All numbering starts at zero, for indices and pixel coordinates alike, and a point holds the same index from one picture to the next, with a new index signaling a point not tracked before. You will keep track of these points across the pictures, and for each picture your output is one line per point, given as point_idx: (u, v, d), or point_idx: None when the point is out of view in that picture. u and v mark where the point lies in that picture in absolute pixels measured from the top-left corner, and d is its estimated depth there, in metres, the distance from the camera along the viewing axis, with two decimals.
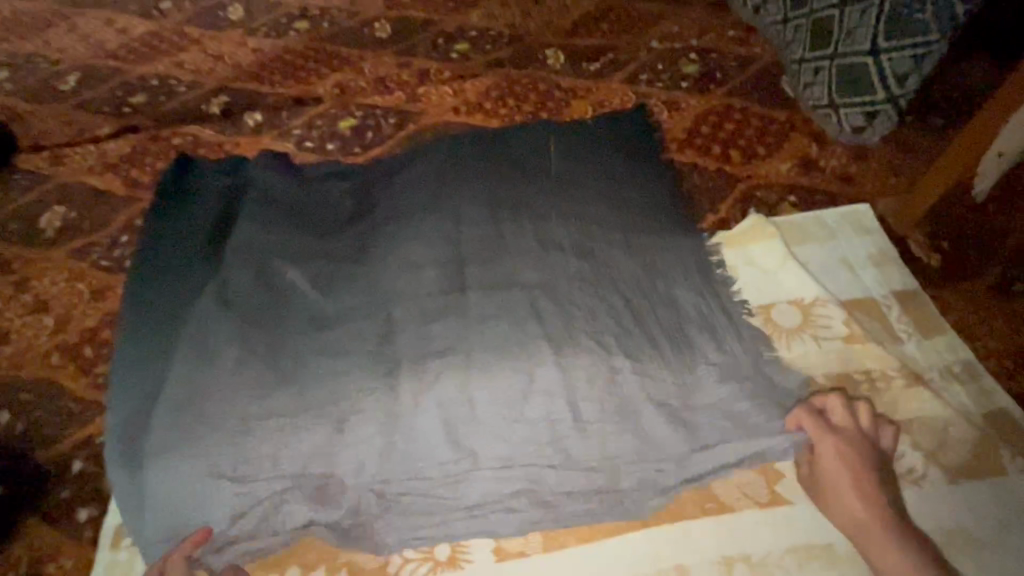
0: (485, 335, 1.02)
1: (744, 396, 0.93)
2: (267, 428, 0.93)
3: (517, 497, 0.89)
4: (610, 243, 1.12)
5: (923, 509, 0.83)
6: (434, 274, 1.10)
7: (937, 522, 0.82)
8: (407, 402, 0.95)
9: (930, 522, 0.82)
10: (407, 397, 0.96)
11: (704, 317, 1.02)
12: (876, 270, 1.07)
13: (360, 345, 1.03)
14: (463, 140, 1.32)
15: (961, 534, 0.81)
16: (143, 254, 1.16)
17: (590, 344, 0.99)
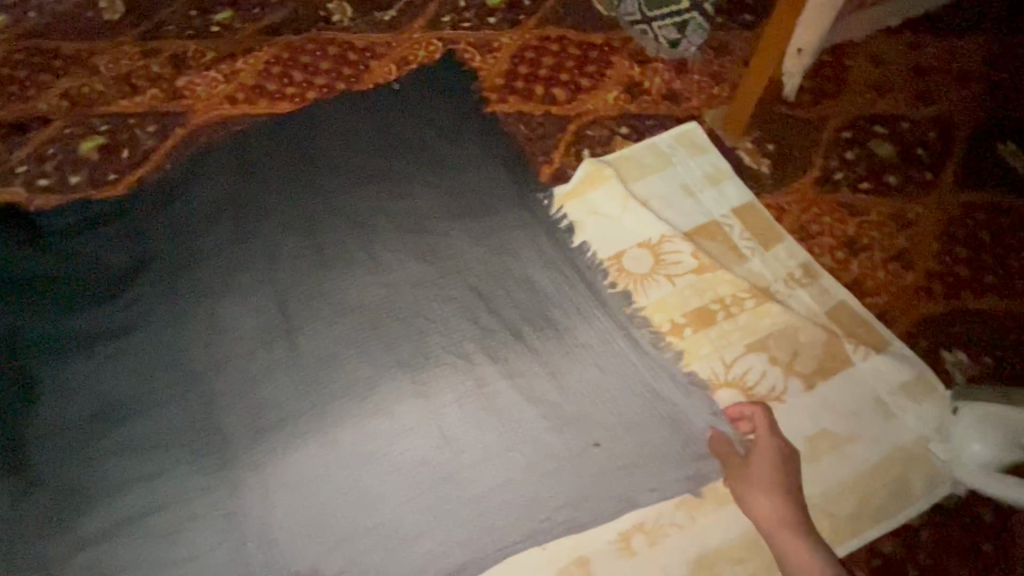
0: (325, 378, 0.87)
1: (615, 363, 0.88)
2: (79, 566, 0.77)
3: (402, 562, 0.78)
4: (447, 230, 0.99)
5: (791, 424, 0.85)
6: (250, 323, 0.92)
7: (806, 431, 0.85)
8: (253, 496, 0.81)
9: (798, 434, 0.85)
10: (251, 487, 0.81)
11: (559, 287, 0.94)
12: (714, 190, 1.04)
13: (176, 430, 0.85)
14: (249, 137, 1.08)
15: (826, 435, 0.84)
16: None
17: (452, 359, 0.88)
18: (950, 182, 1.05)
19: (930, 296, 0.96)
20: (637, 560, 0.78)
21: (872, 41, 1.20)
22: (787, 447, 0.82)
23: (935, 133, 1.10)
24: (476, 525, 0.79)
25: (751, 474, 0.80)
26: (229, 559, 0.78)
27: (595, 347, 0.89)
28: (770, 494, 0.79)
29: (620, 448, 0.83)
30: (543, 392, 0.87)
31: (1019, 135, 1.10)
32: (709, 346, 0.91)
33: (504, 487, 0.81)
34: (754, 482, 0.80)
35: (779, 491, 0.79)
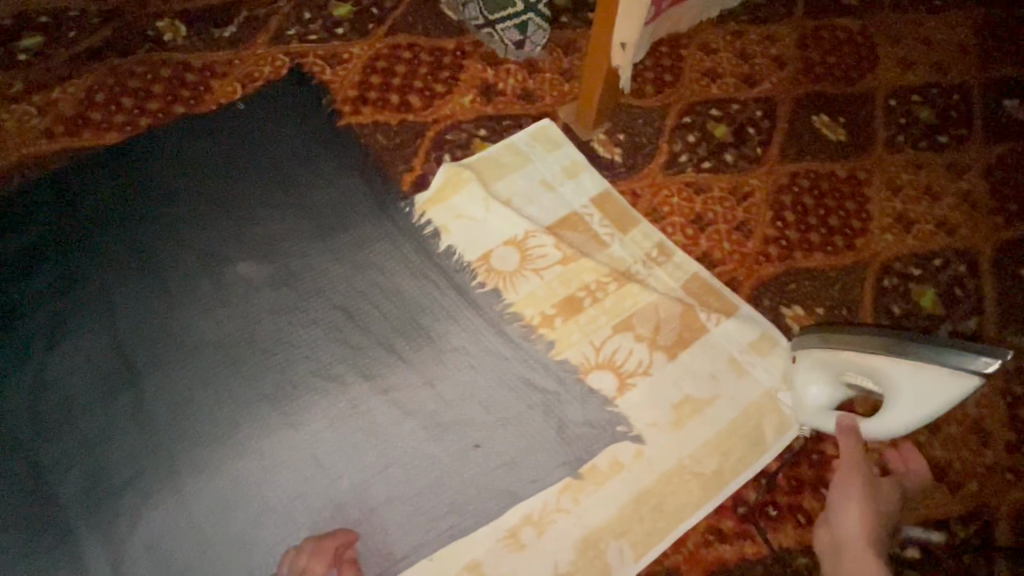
0: (180, 429, 0.82)
1: (490, 366, 0.90)
2: None
3: None
4: (306, 251, 0.96)
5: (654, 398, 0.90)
6: (89, 378, 0.85)
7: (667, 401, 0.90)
8: (108, 566, 0.75)
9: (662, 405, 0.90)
10: (105, 556, 0.75)
11: (428, 295, 0.94)
12: (572, 182, 1.08)
13: (13, 509, 0.78)
14: (71, 176, 0.99)
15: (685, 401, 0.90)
16: None
17: (320, 383, 0.86)
18: (776, 155, 1.17)
19: (768, 260, 1.06)
20: (525, 553, 0.80)
21: (701, 32, 1.30)
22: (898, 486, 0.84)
23: (761, 112, 1.22)
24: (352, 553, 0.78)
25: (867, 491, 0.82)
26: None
27: (468, 350, 0.90)
28: (871, 520, 0.80)
29: (498, 448, 0.85)
30: (418, 404, 0.86)
31: (832, 106, 1.24)
32: (578, 333, 0.94)
33: (384, 512, 0.80)
34: (869, 505, 0.81)
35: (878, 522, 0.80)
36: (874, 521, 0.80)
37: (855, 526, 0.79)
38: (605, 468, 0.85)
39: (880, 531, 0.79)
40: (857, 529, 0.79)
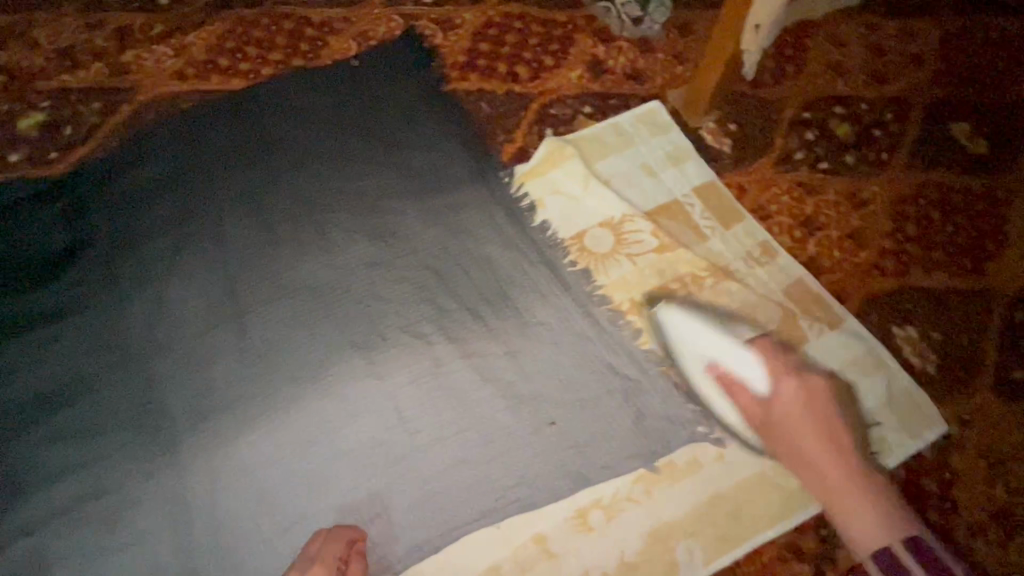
0: (274, 364, 0.84)
1: (575, 349, 0.88)
2: (25, 550, 0.75)
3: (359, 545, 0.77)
4: (404, 211, 0.97)
5: (700, 346, 0.87)
6: (196, 305, 0.88)
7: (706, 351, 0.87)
8: (198, 484, 0.77)
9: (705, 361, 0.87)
10: (198, 474, 0.78)
11: (519, 268, 0.93)
12: (675, 170, 1.04)
13: (115, 419, 0.81)
14: (196, 116, 1.04)
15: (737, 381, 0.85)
16: None
17: (407, 339, 0.86)
18: (903, 162, 1.07)
19: (883, 274, 0.98)
20: (593, 535, 0.79)
21: (832, 21, 1.20)
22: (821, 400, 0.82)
23: (891, 113, 1.12)
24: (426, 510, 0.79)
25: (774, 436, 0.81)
26: (172, 557, 0.75)
27: (554, 326, 0.89)
28: (820, 443, 0.79)
29: (577, 429, 0.84)
30: (501, 373, 0.86)
31: (973, 114, 1.12)
32: (667, 324, 0.91)
33: (459, 473, 0.81)
34: (810, 420, 0.80)
35: (832, 430, 0.80)
36: (823, 437, 0.79)
37: (809, 451, 0.79)
38: (682, 465, 0.83)
39: (841, 442, 0.79)
40: (807, 459, 0.79)
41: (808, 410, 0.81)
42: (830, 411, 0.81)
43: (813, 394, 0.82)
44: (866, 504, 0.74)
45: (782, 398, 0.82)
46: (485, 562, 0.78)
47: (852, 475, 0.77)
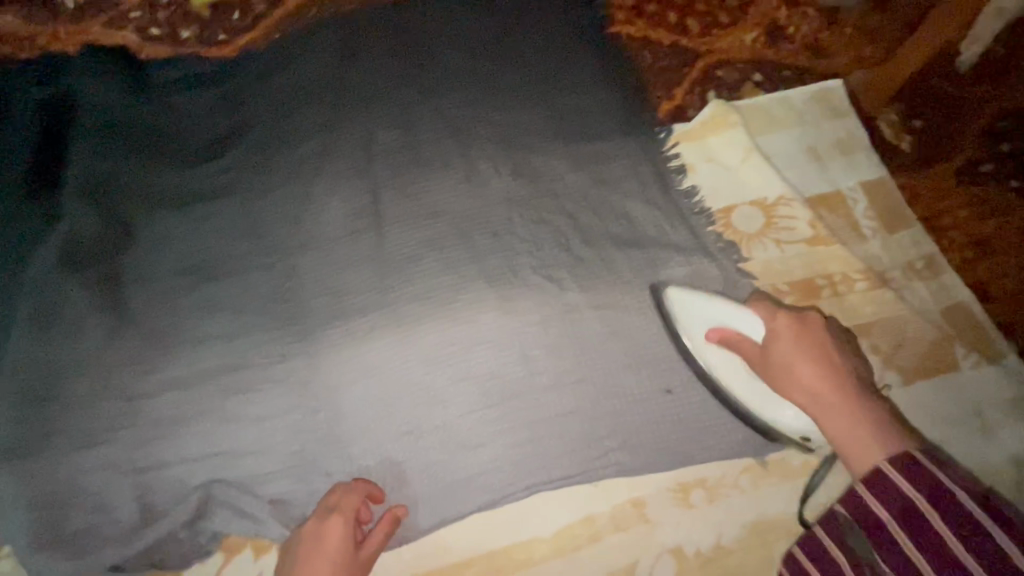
0: (409, 280, 0.85)
1: (718, 306, 0.79)
2: (162, 407, 0.77)
3: (466, 466, 0.79)
4: (552, 150, 0.93)
5: (703, 308, 0.80)
6: (341, 208, 0.89)
7: (714, 315, 0.79)
8: (328, 376, 0.81)
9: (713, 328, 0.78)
10: (329, 366, 0.81)
11: (662, 233, 0.90)
12: (844, 159, 0.95)
13: (260, 301, 0.84)
14: (358, 17, 1.03)
15: (740, 337, 0.77)
16: None
17: (539, 281, 0.86)
18: None
19: None
20: (693, 512, 0.77)
21: None
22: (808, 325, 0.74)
23: None
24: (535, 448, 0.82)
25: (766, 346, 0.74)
26: (298, 439, 0.79)
27: None
28: (816, 366, 0.71)
29: (699, 405, 0.81)
30: (629, 332, 0.85)
31: None
32: None
33: (571, 423, 0.81)
34: (809, 347, 0.72)
35: (829, 359, 0.71)
36: (818, 363, 0.71)
37: (803, 371, 0.71)
38: (797, 466, 0.80)
39: (835, 373, 0.70)
40: (796, 376, 0.71)
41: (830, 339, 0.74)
42: (836, 350, 0.73)
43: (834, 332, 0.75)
44: (862, 425, 0.65)
45: (786, 319, 0.75)
46: (582, 510, 0.77)
47: (844, 399, 0.68)
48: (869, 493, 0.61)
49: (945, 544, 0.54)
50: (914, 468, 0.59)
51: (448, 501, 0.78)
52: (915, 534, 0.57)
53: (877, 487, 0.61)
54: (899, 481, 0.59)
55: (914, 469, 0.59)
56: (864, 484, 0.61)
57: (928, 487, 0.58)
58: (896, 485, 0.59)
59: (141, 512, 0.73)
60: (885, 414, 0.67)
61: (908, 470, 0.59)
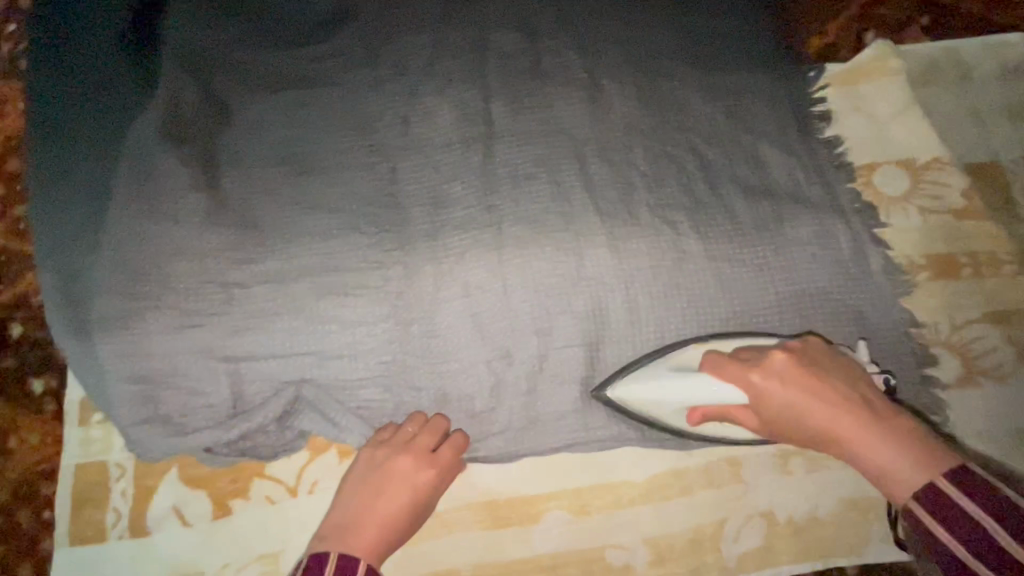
0: (516, 202, 0.79)
1: (643, 381, 0.71)
2: (256, 298, 0.74)
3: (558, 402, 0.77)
4: (684, 78, 0.84)
5: (669, 390, 0.69)
6: (450, 113, 0.82)
7: (689, 398, 0.69)
8: (425, 290, 0.77)
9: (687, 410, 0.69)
10: (426, 280, 0.77)
11: (795, 185, 0.81)
12: (1009, 126, 0.86)
13: (356, 203, 0.79)
14: None
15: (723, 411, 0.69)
16: (48, 41, 0.81)
17: (654, 221, 0.79)
18: None
19: None
20: (790, 480, 0.74)
21: None
22: (789, 371, 0.66)
23: None
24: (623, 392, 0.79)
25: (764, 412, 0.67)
26: (388, 352, 0.76)
27: (815, 259, 0.79)
28: (823, 406, 0.65)
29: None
30: (744, 286, 0.79)
31: None
32: (938, 300, 0.79)
33: None
34: (801, 387, 0.66)
35: (829, 392, 0.65)
36: (825, 402, 0.65)
37: (818, 411, 0.65)
38: None
39: (846, 405, 0.65)
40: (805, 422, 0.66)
41: (810, 362, 0.67)
42: (828, 371, 0.67)
43: (805, 349, 0.69)
44: (904, 454, 0.61)
45: (760, 374, 0.67)
46: (670, 464, 0.75)
47: (873, 435, 0.63)
48: (924, 506, 0.58)
49: (1007, 553, 0.54)
50: (969, 480, 0.58)
51: (538, 432, 0.76)
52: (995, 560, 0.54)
53: (933, 503, 0.58)
54: (953, 492, 0.57)
55: (970, 482, 0.57)
56: (918, 502, 0.59)
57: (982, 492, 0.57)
58: (952, 498, 0.57)
59: (233, 400, 0.72)
60: (915, 426, 0.64)
61: (959, 480, 0.58)
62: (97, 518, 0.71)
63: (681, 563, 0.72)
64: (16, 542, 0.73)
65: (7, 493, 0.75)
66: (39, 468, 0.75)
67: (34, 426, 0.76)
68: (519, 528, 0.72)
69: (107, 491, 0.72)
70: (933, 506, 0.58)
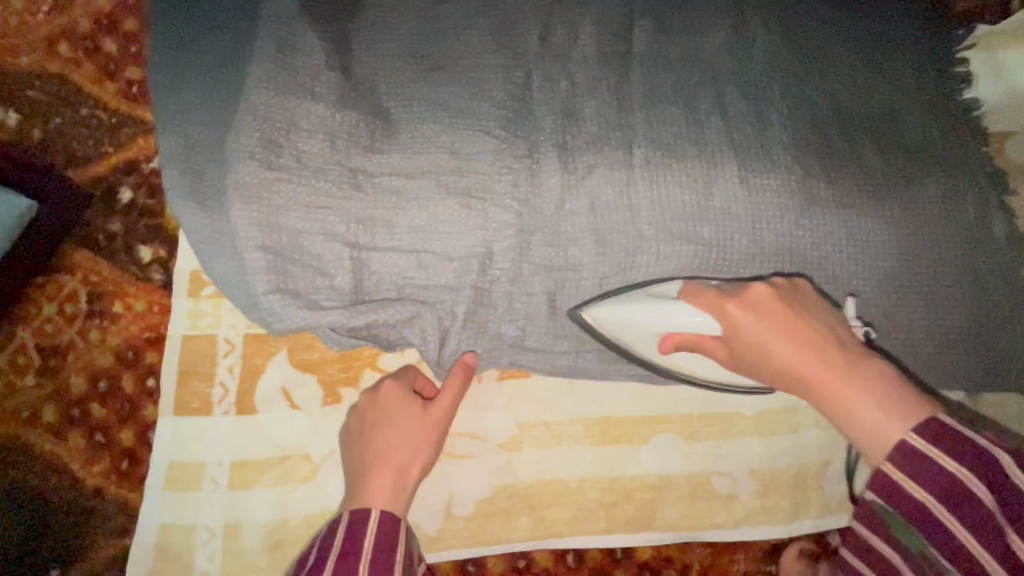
0: (650, 123, 0.75)
1: (644, 310, 0.73)
2: (380, 188, 0.71)
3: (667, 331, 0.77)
4: (828, 21, 0.82)
5: (641, 312, 0.73)
6: (591, 26, 0.79)
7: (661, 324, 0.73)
8: (550, 203, 0.74)
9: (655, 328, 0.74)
10: (554, 191, 0.73)
11: (931, 142, 0.80)
12: None
13: (486, 103, 0.74)
14: None
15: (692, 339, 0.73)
16: None
17: (787, 160, 0.76)
18: None
19: None
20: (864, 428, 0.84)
21: None
22: (767, 300, 0.68)
23: None
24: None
25: (736, 339, 0.70)
26: (508, 261, 0.75)
27: (943, 218, 0.78)
28: (790, 344, 0.67)
29: (908, 326, 0.80)
30: (869, 238, 0.77)
31: None
32: None
33: None
34: (772, 321, 0.68)
35: (802, 330, 0.67)
36: (792, 341, 0.67)
37: (780, 349, 0.67)
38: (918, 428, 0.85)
39: (812, 345, 0.66)
40: (769, 356, 0.68)
41: (788, 300, 0.68)
42: (805, 311, 0.68)
43: (788, 288, 0.70)
44: (865, 398, 0.61)
45: (735, 304, 0.69)
46: (771, 406, 0.83)
47: (839, 373, 0.64)
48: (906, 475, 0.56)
49: (987, 508, 0.52)
50: (941, 435, 0.55)
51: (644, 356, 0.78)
52: (965, 511, 0.53)
53: (910, 466, 0.56)
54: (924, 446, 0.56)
55: (933, 431, 0.56)
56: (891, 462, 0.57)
57: (958, 442, 0.54)
58: (925, 455, 0.55)
59: (355, 284, 0.73)
60: (886, 368, 0.63)
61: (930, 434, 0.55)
62: (204, 391, 0.79)
63: (781, 492, 0.83)
64: (115, 404, 0.84)
65: (109, 355, 0.86)
66: (143, 335, 0.87)
67: (142, 294, 0.88)
68: (630, 447, 0.82)
69: (216, 366, 0.80)
70: (913, 470, 0.56)
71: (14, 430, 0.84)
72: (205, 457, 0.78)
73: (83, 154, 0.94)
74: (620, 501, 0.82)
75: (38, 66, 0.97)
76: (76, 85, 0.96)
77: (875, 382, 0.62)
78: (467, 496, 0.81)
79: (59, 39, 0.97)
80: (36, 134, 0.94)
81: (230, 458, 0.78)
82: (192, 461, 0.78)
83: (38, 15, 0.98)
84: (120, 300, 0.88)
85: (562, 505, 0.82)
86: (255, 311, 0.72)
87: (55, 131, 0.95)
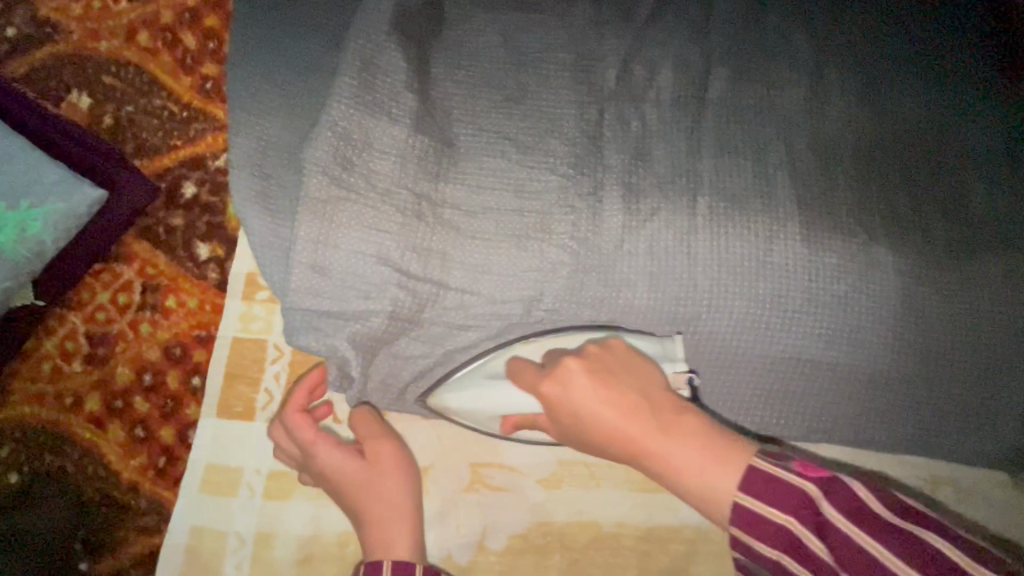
0: (718, 173, 0.75)
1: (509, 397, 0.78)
2: (445, 217, 0.71)
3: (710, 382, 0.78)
4: (904, 88, 0.82)
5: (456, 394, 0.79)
6: (669, 69, 0.79)
7: (498, 406, 0.78)
8: (611, 244, 0.73)
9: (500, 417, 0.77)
10: (618, 234, 0.73)
11: (995, 220, 0.79)
12: None
13: (558, 137, 0.74)
14: None
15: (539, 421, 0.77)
16: None
17: (851, 224, 0.75)
18: None
19: None
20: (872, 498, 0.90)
21: None
22: (590, 363, 0.70)
23: None
24: (785, 376, 0.80)
25: (569, 416, 0.70)
26: (564, 298, 0.74)
27: (1000, 299, 0.77)
28: (623, 415, 0.67)
29: (953, 401, 0.79)
30: (928, 310, 0.76)
31: None
32: None
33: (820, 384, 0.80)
34: (608, 391, 0.69)
35: (621, 397, 0.68)
36: (619, 411, 0.67)
37: (611, 417, 0.67)
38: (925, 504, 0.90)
39: (640, 414, 0.66)
40: (603, 426, 0.68)
41: (611, 370, 0.70)
42: (616, 375, 0.70)
43: (600, 354, 0.71)
44: (698, 457, 0.61)
45: (574, 360, 0.70)
46: None
47: (649, 432, 0.65)
48: (746, 529, 0.57)
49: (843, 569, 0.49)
50: (757, 484, 0.57)
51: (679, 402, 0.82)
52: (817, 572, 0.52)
53: (756, 525, 0.56)
54: (750, 500, 0.57)
55: (757, 481, 0.57)
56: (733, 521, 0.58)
57: (775, 486, 0.56)
58: (758, 513, 0.56)
59: (390, 313, 0.71)
60: (705, 425, 0.64)
61: (755, 486, 0.57)
62: (249, 394, 0.86)
63: None
64: (159, 398, 0.92)
65: (156, 349, 0.94)
66: (191, 334, 0.95)
67: (195, 292, 0.96)
68: (669, 496, 0.85)
69: (263, 370, 0.87)
70: (752, 525, 0.56)
71: (55, 414, 0.91)
72: (244, 462, 0.82)
73: (152, 147, 1.03)
74: (655, 551, 0.83)
75: (121, 58, 1.06)
76: (154, 80, 1.05)
77: (715, 449, 0.61)
78: (502, 529, 0.83)
79: (138, 28, 1.07)
80: (107, 122, 1.03)
81: (268, 467, 0.82)
82: (231, 466, 0.82)
83: (127, 11, 1.08)
84: (174, 296, 0.97)
85: (598, 548, 0.83)
86: (303, 319, 0.72)
87: (126, 120, 1.04)
